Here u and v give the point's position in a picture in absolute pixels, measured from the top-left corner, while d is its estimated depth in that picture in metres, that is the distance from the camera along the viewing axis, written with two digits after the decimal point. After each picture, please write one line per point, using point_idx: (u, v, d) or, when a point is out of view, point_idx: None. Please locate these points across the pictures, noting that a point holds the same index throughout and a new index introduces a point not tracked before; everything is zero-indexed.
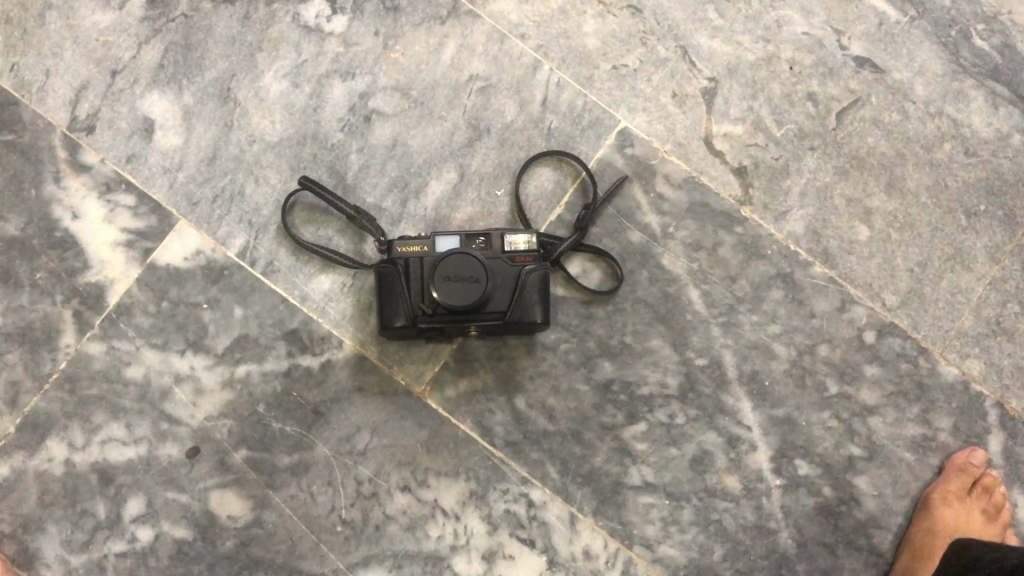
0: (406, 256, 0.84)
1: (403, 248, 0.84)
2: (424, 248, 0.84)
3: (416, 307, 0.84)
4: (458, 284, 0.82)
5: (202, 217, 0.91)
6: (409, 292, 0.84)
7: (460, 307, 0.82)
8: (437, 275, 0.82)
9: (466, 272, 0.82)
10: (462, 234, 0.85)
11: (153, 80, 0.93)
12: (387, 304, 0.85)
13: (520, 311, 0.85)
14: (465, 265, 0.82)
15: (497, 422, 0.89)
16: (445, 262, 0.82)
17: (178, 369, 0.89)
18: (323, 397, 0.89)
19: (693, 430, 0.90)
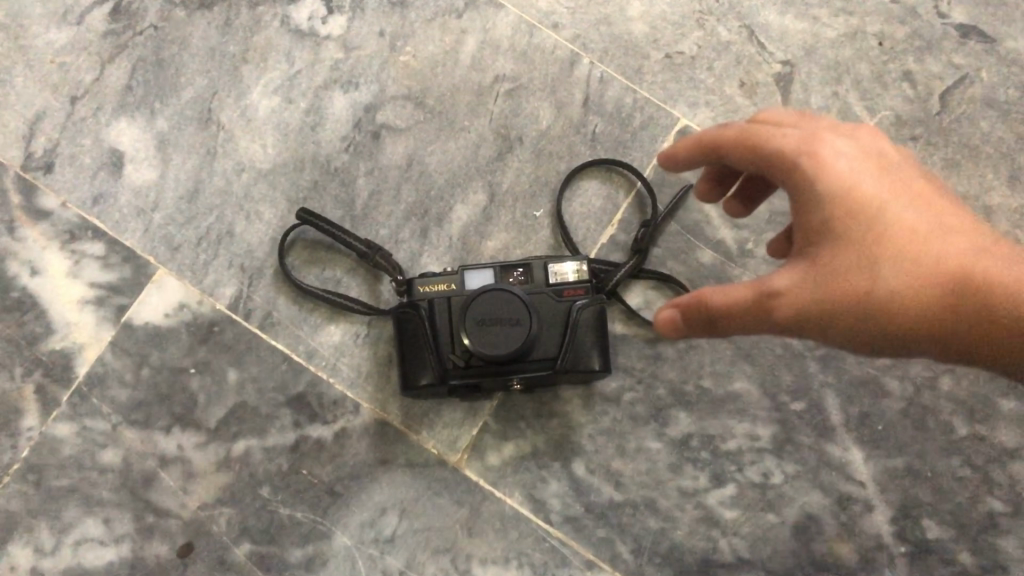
0: (429, 296, 0.69)
1: (425, 287, 0.69)
2: (452, 286, 0.69)
3: (445, 358, 0.69)
4: (493, 327, 0.67)
5: (184, 265, 0.76)
6: (435, 341, 0.69)
7: (498, 356, 0.67)
8: (467, 318, 0.68)
9: (503, 313, 0.67)
10: (496, 266, 0.70)
11: (120, 105, 0.78)
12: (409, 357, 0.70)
13: (573, 358, 0.69)
14: (500, 305, 0.68)
15: (552, 493, 0.73)
16: (475, 302, 0.68)
17: (163, 449, 0.73)
18: (340, 474, 0.73)
19: (794, 490, 0.73)
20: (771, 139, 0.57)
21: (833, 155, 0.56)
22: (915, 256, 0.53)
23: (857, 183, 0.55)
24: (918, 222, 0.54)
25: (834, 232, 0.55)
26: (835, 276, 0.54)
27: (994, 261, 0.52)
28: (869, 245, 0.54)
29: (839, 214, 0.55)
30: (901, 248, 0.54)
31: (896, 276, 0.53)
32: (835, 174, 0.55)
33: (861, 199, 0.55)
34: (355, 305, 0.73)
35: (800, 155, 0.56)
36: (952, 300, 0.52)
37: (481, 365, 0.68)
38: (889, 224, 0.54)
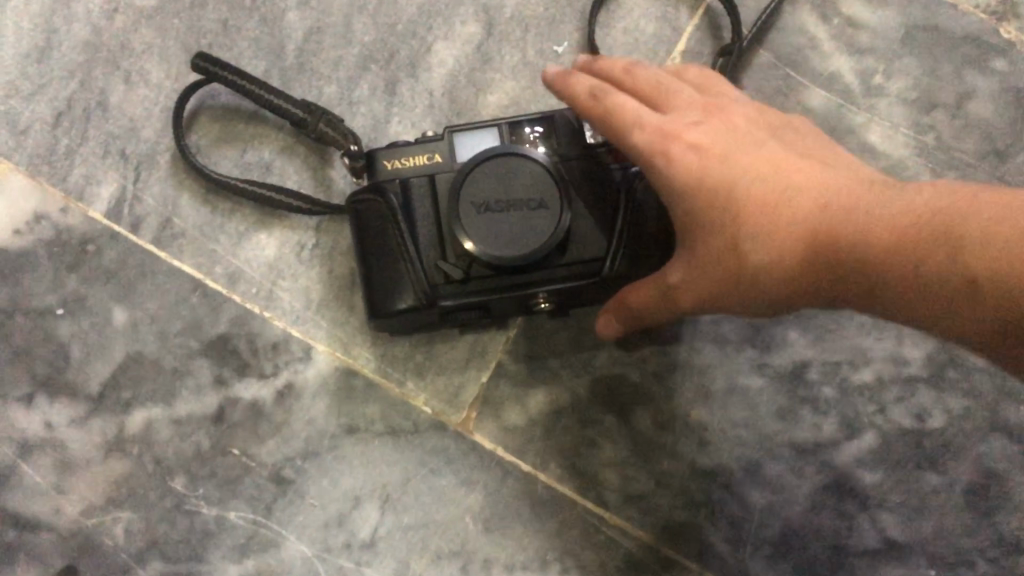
0: (398, 176, 0.43)
1: (390, 163, 0.43)
2: (435, 158, 0.43)
3: (431, 270, 0.43)
4: (507, 216, 0.42)
5: (38, 155, 0.51)
6: (413, 244, 0.42)
7: (520, 260, 0.41)
8: (465, 203, 0.42)
9: (520, 193, 0.42)
10: (500, 124, 0.44)
11: None
12: (372, 274, 0.43)
13: (646, 261, 0.43)
14: (513, 180, 0.42)
15: (606, 462, 0.49)
16: (473, 179, 0.42)
17: (25, 429, 0.49)
18: (289, 452, 0.49)
19: (964, 437, 0.49)
20: (618, 123, 0.39)
21: (692, 138, 0.38)
22: (785, 227, 0.36)
23: (722, 163, 0.38)
24: (795, 177, 0.36)
25: (697, 221, 0.38)
26: (710, 269, 0.38)
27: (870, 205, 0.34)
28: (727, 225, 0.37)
29: (695, 202, 0.38)
30: (769, 224, 0.36)
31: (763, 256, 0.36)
32: (689, 161, 0.38)
33: (712, 179, 0.37)
34: (292, 201, 0.48)
35: (646, 148, 0.38)
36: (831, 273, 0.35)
37: (490, 278, 0.42)
38: (746, 199, 0.37)
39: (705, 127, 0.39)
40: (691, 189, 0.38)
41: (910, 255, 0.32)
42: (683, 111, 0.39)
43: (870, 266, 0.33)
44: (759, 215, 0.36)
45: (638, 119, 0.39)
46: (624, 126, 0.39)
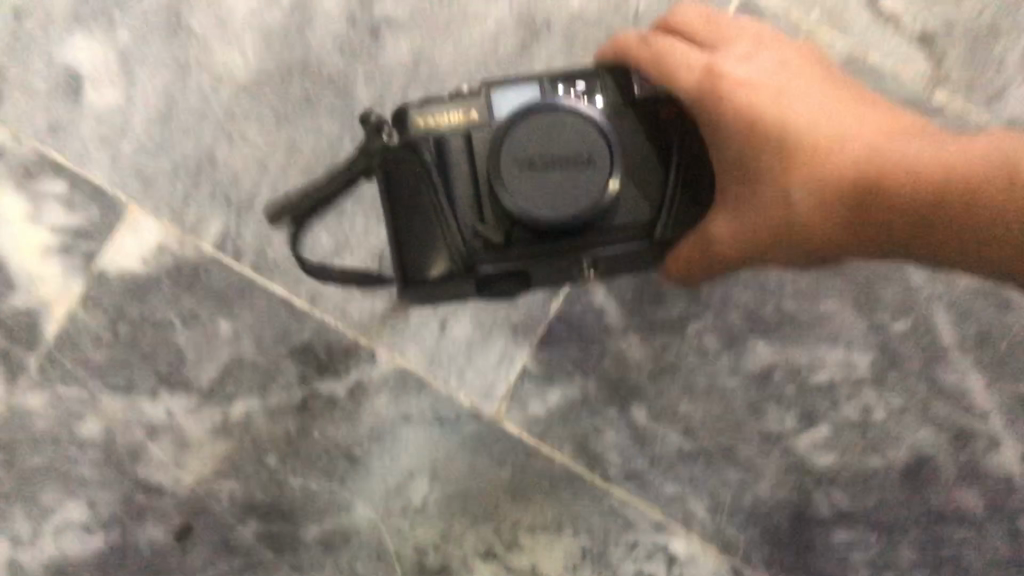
0: (427, 136, 0.47)
1: (420, 120, 0.47)
2: (472, 113, 0.47)
3: (471, 232, 0.47)
4: (552, 172, 0.46)
5: (162, 201, 0.64)
6: (450, 203, 0.47)
7: (568, 219, 0.45)
8: (508, 158, 0.45)
9: (564, 146, 0.46)
10: (540, 78, 0.48)
11: (74, 18, 0.66)
12: (412, 243, 0.48)
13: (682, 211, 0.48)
14: (557, 136, 0.46)
15: (609, 445, 0.61)
16: (515, 133, 0.45)
17: (150, 417, 0.63)
18: (357, 435, 0.62)
19: (900, 428, 0.61)
20: (673, 76, 0.49)
21: (739, 89, 0.48)
22: (832, 166, 0.47)
23: (773, 110, 0.48)
24: (832, 119, 0.48)
25: (748, 161, 0.48)
26: (754, 207, 0.48)
27: (905, 152, 0.46)
28: (772, 167, 0.48)
29: (747, 144, 0.48)
30: (817, 164, 0.47)
31: (804, 192, 0.48)
32: (745, 107, 0.48)
33: (766, 125, 0.48)
34: (293, 227, 0.53)
35: (702, 96, 0.48)
36: (867, 206, 0.46)
37: (532, 239, 0.47)
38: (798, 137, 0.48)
39: (751, 77, 0.49)
40: (746, 131, 0.48)
41: (947, 189, 0.44)
42: (728, 63, 0.50)
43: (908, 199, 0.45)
44: (804, 157, 0.47)
45: (693, 73, 0.49)
46: (678, 77, 0.49)
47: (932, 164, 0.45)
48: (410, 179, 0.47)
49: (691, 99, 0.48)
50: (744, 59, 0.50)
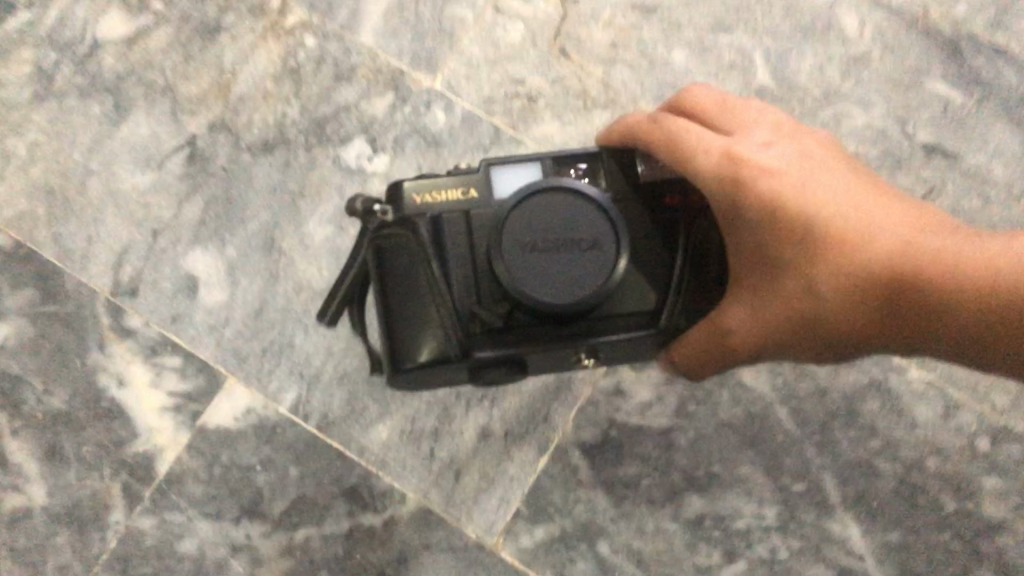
0: (437, 212, 0.62)
1: (417, 194, 0.62)
2: (471, 194, 0.63)
3: (468, 310, 0.63)
4: (544, 253, 0.61)
5: (251, 373, 0.86)
6: (456, 281, 0.62)
7: (563, 293, 0.60)
8: (510, 241, 0.61)
9: (563, 232, 0.61)
10: (532, 169, 0.64)
11: (196, 237, 0.89)
12: (416, 324, 0.64)
13: (653, 297, 0.63)
14: (544, 221, 0.61)
15: (580, 571, 0.82)
16: (516, 220, 0.61)
17: (234, 538, 0.83)
18: (391, 557, 0.82)
19: (800, 564, 0.82)
20: (690, 167, 0.63)
21: (770, 183, 0.62)
22: (856, 256, 0.61)
23: (799, 202, 0.62)
24: (863, 209, 0.62)
25: (778, 250, 0.62)
26: (778, 286, 0.63)
27: (921, 247, 0.59)
28: (808, 252, 0.62)
29: (780, 233, 0.62)
30: (843, 252, 0.61)
31: (831, 287, 0.62)
32: (771, 199, 0.62)
33: (795, 217, 0.62)
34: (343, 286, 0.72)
35: (730, 188, 0.62)
36: (885, 289, 0.60)
37: (527, 320, 0.62)
38: (831, 223, 0.61)
39: (776, 168, 0.63)
40: (776, 221, 0.62)
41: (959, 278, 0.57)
42: (755, 154, 0.64)
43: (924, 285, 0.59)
44: (830, 245, 0.61)
45: (716, 164, 0.63)
46: (696, 171, 0.63)
47: (949, 257, 0.58)
48: (411, 251, 0.63)
49: (709, 185, 0.62)
50: (767, 150, 0.64)
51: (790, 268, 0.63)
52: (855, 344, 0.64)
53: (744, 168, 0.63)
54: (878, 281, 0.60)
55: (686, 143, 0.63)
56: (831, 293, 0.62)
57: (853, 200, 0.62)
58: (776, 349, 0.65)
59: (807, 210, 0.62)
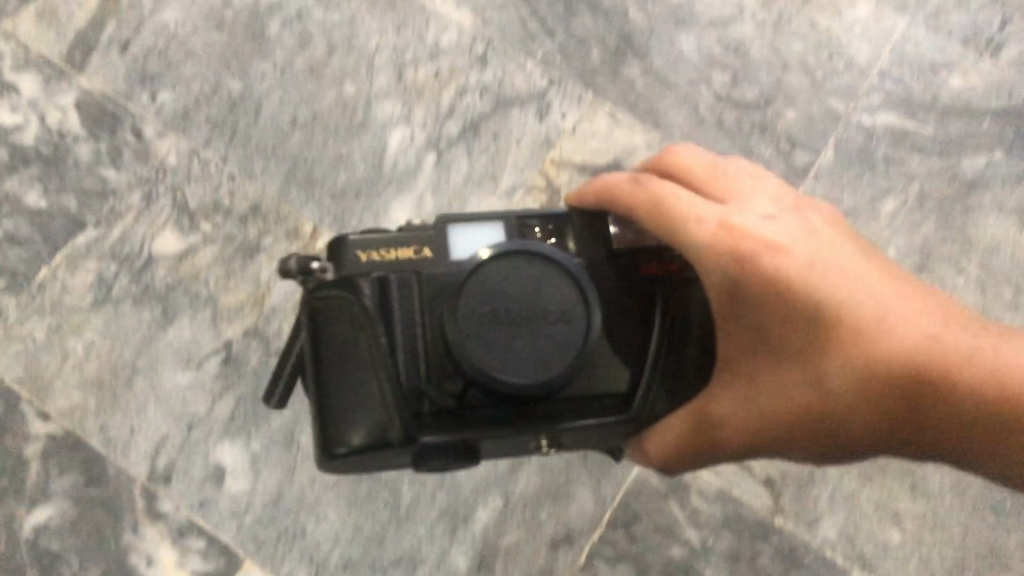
0: (386, 274, 0.73)
1: (363, 253, 0.74)
2: (422, 255, 0.75)
3: (418, 389, 0.71)
4: (503, 325, 0.72)
5: (266, 556, 1.03)
6: (403, 356, 0.71)
7: (525, 369, 0.71)
8: (475, 309, 0.71)
9: (527, 301, 0.73)
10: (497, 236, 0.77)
11: (225, 431, 1.06)
12: (369, 394, 0.72)
13: (627, 382, 0.75)
14: (506, 289, 0.72)
15: None
16: (477, 286, 0.72)
17: None
18: None
19: None
20: (689, 239, 0.75)
21: (771, 261, 0.74)
22: (869, 347, 0.70)
23: (806, 283, 0.72)
24: (872, 293, 0.71)
25: (780, 330, 0.74)
26: (779, 370, 0.74)
27: (931, 341, 0.69)
28: (818, 344, 0.72)
29: (784, 309, 0.73)
30: (851, 342, 0.71)
31: (839, 380, 0.72)
32: (779, 280, 0.73)
33: (803, 299, 0.72)
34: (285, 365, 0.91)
35: (733, 264, 0.74)
36: (890, 385, 0.70)
37: (480, 401, 0.72)
38: (836, 314, 0.71)
39: (781, 242, 0.74)
40: (777, 298, 0.73)
41: (965, 376, 0.68)
42: (755, 228, 0.75)
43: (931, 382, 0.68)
44: (839, 334, 0.71)
45: (711, 238, 0.75)
46: (697, 242, 0.75)
47: (956, 355, 0.68)
48: (353, 318, 0.72)
49: (707, 252, 0.74)
50: (768, 221, 0.76)
51: (789, 356, 0.74)
52: (859, 444, 0.74)
53: (749, 247, 0.74)
54: (883, 381, 0.70)
55: (688, 215, 0.76)
56: (836, 385, 0.72)
57: (861, 282, 0.72)
58: (770, 446, 0.76)
59: (810, 292, 0.72)
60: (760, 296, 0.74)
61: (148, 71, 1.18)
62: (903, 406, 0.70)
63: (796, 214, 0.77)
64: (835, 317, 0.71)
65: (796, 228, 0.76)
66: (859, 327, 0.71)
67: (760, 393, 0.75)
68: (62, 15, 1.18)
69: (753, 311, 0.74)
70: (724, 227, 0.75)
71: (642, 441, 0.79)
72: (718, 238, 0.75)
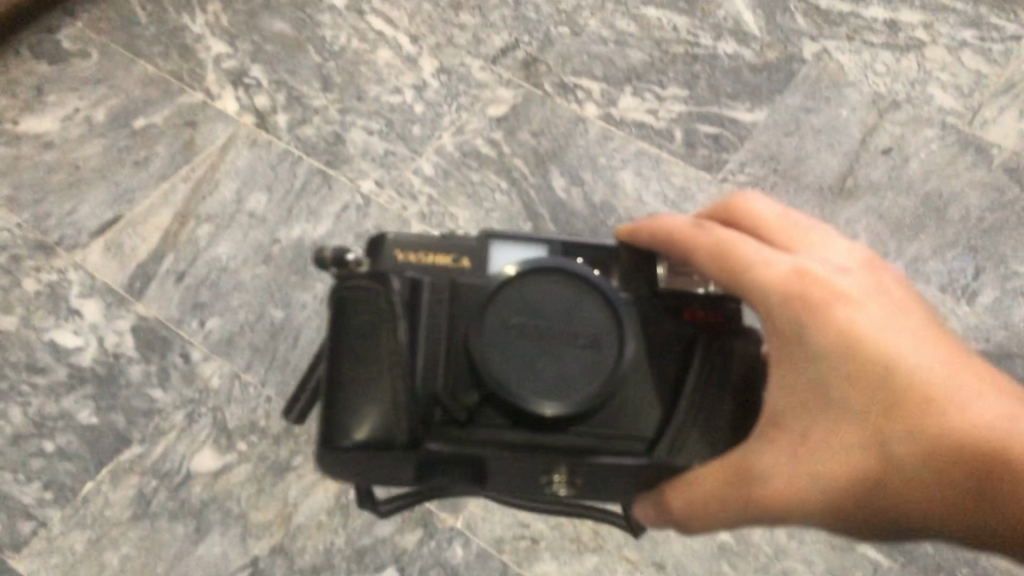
0: (423, 277, 0.83)
1: (403, 252, 0.84)
2: (462, 261, 0.85)
3: (435, 397, 0.79)
4: (526, 340, 0.80)
5: None
6: (422, 359, 0.80)
7: (546, 384, 0.79)
8: (506, 321, 0.80)
9: (558, 320, 0.81)
10: (538, 250, 0.89)
11: None
12: (377, 394, 0.78)
13: (652, 428, 0.82)
14: (534, 301, 0.81)
15: None
16: (506, 300, 0.81)
17: None
18: None
19: None
20: (756, 285, 0.80)
21: (838, 316, 0.78)
22: (934, 420, 0.75)
23: (876, 348, 0.77)
24: (941, 368, 0.76)
25: (843, 389, 0.78)
26: (832, 427, 0.78)
27: (995, 423, 0.74)
28: (883, 410, 0.77)
29: (850, 369, 0.77)
30: (917, 409, 0.75)
31: (897, 446, 0.76)
32: (846, 342, 0.78)
33: (871, 364, 0.77)
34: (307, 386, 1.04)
35: (798, 315, 0.79)
36: (950, 460, 0.75)
37: (492, 418, 0.80)
38: (913, 382, 0.76)
39: (849, 300, 0.79)
40: (844, 354, 0.77)
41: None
42: (824, 282, 0.80)
43: (990, 468, 0.74)
44: (905, 402, 0.76)
45: (778, 286, 0.80)
46: (762, 291, 0.80)
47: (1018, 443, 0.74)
48: (377, 308, 0.78)
49: (775, 301, 0.80)
50: (834, 276, 0.81)
51: (849, 414, 0.78)
52: (897, 505, 0.78)
53: (819, 304, 0.79)
54: (952, 461, 0.75)
55: (755, 261, 0.81)
56: (895, 452, 0.77)
57: (927, 352, 0.77)
58: (806, 502, 0.80)
59: (879, 355, 0.77)
60: (826, 355, 0.78)
61: (198, 300, 1.33)
62: (960, 486, 0.76)
63: (860, 271, 0.82)
64: (905, 386, 0.76)
65: (862, 288, 0.81)
66: (925, 397, 0.75)
67: (809, 448, 0.79)
68: (126, 249, 1.36)
69: (816, 368, 0.78)
70: (797, 281, 0.79)
71: (666, 497, 0.85)
72: (788, 289, 0.79)
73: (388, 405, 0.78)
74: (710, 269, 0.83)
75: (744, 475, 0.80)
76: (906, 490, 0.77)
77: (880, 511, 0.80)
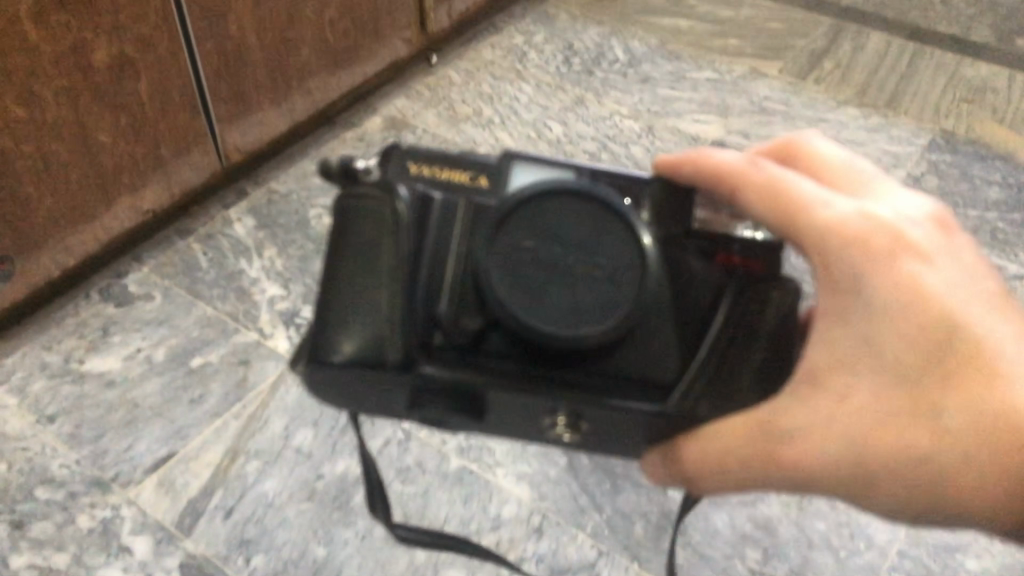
0: (435, 195, 0.93)
1: (416, 166, 0.94)
2: (478, 181, 0.95)
3: (435, 319, 0.92)
4: (539, 262, 0.88)
5: None
6: (423, 282, 0.91)
7: (556, 310, 0.88)
8: (523, 246, 0.88)
9: (577, 245, 0.88)
10: (540, 168, 0.96)
11: None
12: (371, 306, 0.88)
13: (673, 362, 0.93)
14: (539, 223, 0.89)
15: None
16: (519, 223, 0.88)
17: None
18: None
19: None
20: (808, 219, 0.89)
21: (898, 268, 0.86)
22: (972, 381, 0.84)
23: (935, 312, 0.85)
24: (994, 338, 0.85)
25: (894, 338, 0.86)
26: (877, 383, 0.87)
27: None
28: (929, 375, 0.85)
29: (901, 323, 0.85)
30: (958, 371, 0.84)
31: (937, 410, 0.85)
32: (902, 297, 0.86)
33: (924, 307, 0.85)
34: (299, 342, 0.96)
35: (848, 255, 0.87)
36: (984, 432, 0.84)
37: (499, 342, 0.92)
38: (970, 350, 0.84)
39: (910, 258, 0.87)
40: (897, 306, 0.86)
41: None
42: (883, 232, 0.87)
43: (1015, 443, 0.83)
44: (953, 372, 0.85)
45: (834, 231, 0.88)
46: (811, 226, 0.89)
47: None
48: (379, 221, 0.88)
49: (830, 244, 0.88)
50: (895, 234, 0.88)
51: (894, 375, 0.86)
52: (915, 474, 0.87)
53: (878, 255, 0.87)
54: (994, 434, 0.84)
55: (807, 205, 0.89)
56: (946, 422, 0.85)
57: (978, 310, 0.86)
58: (830, 458, 0.89)
59: (932, 310, 0.85)
60: (878, 305, 0.86)
61: (245, 536, 1.37)
62: (987, 462, 0.85)
63: (925, 228, 0.90)
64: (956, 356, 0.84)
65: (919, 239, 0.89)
66: (967, 366, 0.84)
67: (845, 403, 0.88)
68: (178, 486, 1.42)
69: (865, 320, 0.87)
70: (857, 229, 0.87)
71: (680, 448, 0.95)
72: (843, 233, 0.88)
73: (394, 225, 0.88)
74: (758, 192, 0.91)
75: (776, 429, 0.89)
76: (931, 455, 0.86)
77: (912, 481, 0.88)
